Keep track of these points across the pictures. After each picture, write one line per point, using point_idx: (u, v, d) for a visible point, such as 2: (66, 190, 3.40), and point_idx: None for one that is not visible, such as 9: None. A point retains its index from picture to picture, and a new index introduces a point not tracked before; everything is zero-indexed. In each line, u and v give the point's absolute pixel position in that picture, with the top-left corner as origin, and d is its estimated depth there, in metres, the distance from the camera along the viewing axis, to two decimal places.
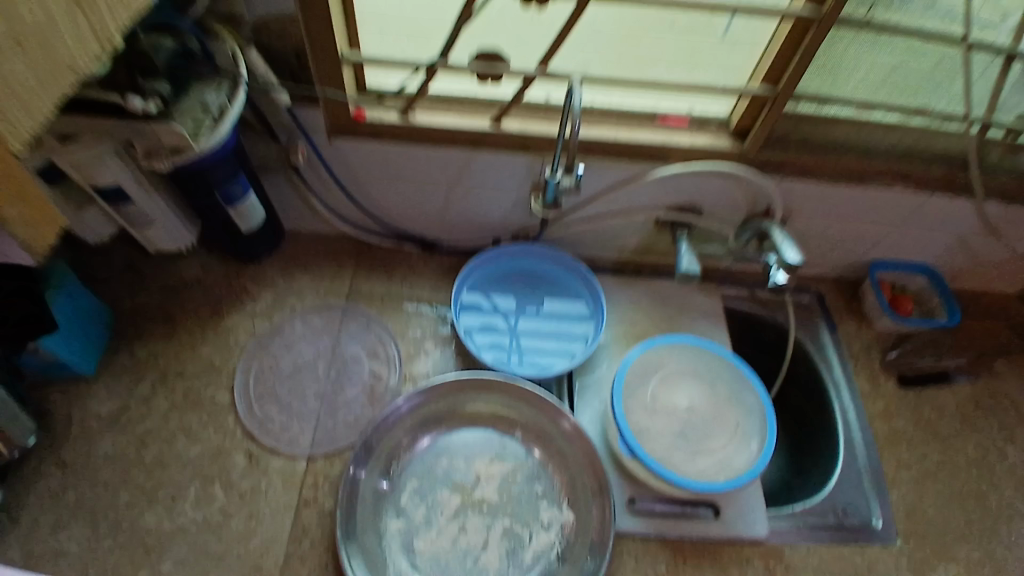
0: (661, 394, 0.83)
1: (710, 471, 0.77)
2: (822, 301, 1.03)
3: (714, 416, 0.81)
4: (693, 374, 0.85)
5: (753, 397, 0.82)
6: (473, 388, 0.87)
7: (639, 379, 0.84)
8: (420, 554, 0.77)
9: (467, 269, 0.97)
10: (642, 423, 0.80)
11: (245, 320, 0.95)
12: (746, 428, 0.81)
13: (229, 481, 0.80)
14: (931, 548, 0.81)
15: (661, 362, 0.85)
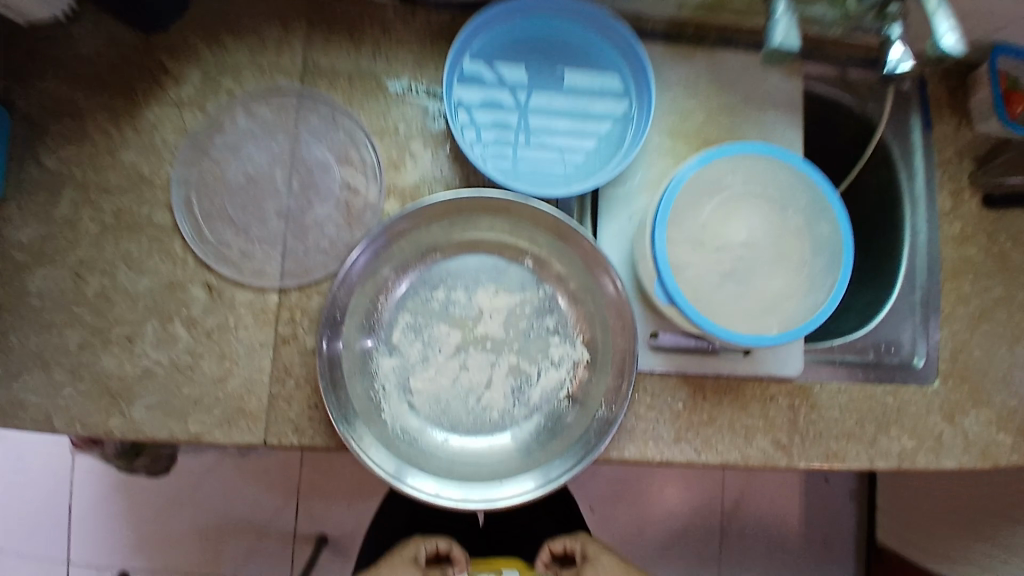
0: (714, 223, 0.67)
1: (756, 318, 0.65)
2: (923, 88, 0.81)
3: (776, 252, 0.67)
4: (758, 198, 0.68)
5: (827, 234, 0.67)
6: (473, 210, 0.70)
7: (690, 201, 0.67)
8: (418, 393, 0.69)
9: (473, 22, 0.72)
10: (685, 257, 0.65)
11: (172, 111, 0.72)
12: (807, 269, 0.67)
13: (192, 318, 0.69)
14: (968, 389, 0.75)
15: (721, 181, 0.67)
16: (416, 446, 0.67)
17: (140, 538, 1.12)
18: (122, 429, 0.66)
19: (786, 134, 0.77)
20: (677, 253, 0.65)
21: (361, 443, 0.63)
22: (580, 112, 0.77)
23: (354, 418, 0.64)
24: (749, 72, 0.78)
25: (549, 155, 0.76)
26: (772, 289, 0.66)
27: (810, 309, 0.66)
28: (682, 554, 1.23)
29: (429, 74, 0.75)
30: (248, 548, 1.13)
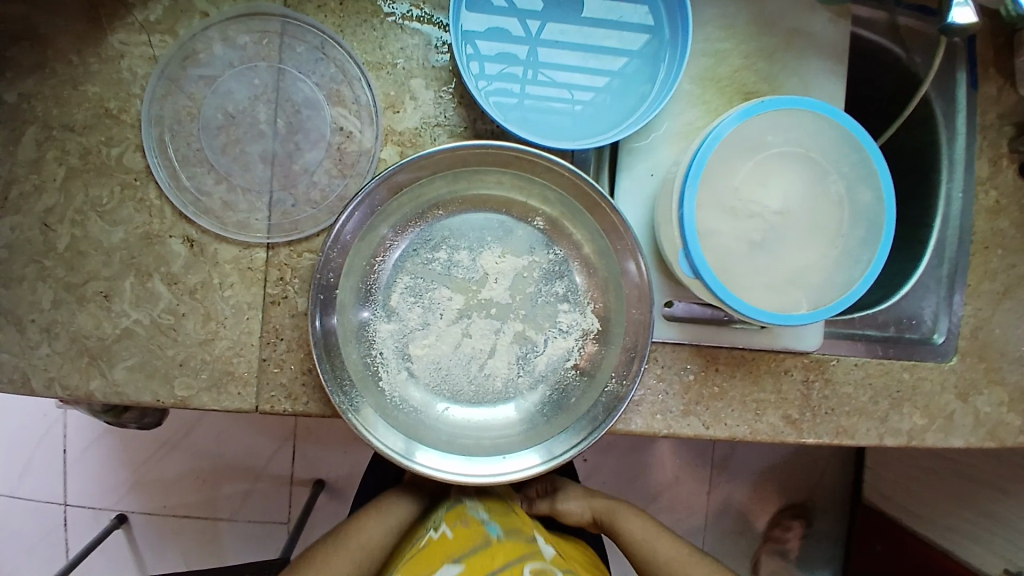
0: (750, 185, 0.60)
1: (784, 294, 0.60)
2: (973, 41, 0.74)
3: (813, 222, 0.61)
4: (802, 159, 0.60)
5: (870, 202, 0.61)
6: (484, 163, 0.64)
7: (725, 160, 0.60)
8: (417, 360, 0.65)
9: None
10: (713, 223, 0.59)
11: (139, 38, 0.63)
12: (844, 242, 0.61)
13: (172, 274, 0.63)
14: (984, 367, 0.74)
15: (762, 138, 0.60)
16: (413, 415, 0.64)
17: (136, 481, 1.11)
18: (103, 391, 0.63)
19: (826, 87, 0.69)
20: (705, 219, 0.59)
21: (359, 415, 0.60)
22: (602, 47, 0.69)
23: (350, 388, 0.60)
24: (790, 14, 0.69)
25: (564, 95, 0.69)
26: (804, 263, 0.61)
27: (841, 286, 0.61)
28: (671, 504, 1.25)
29: (433, 1, 0.67)
30: (244, 492, 1.12)
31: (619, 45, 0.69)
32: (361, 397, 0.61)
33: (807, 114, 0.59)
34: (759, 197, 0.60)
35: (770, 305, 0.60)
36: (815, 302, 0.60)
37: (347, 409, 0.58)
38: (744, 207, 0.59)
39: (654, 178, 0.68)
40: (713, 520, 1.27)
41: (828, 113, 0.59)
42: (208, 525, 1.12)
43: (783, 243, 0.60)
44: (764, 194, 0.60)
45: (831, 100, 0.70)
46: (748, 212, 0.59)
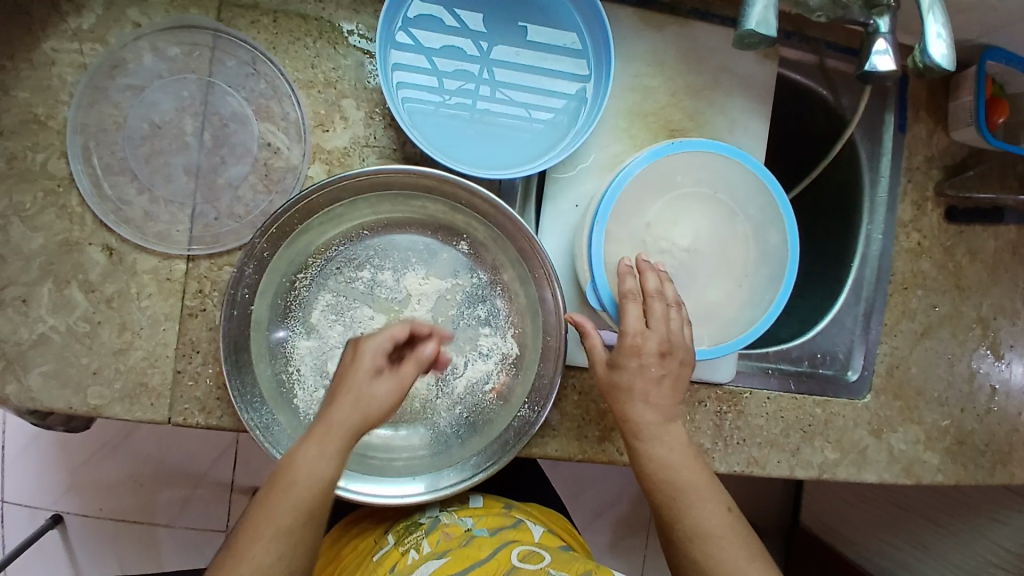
0: (659, 222, 0.63)
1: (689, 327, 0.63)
2: (904, 82, 0.75)
3: (722, 258, 0.64)
4: (709, 201, 0.64)
5: (777, 243, 0.64)
6: (408, 188, 0.66)
7: (638, 197, 0.63)
8: (335, 378, 0.65)
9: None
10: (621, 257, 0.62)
11: (69, 46, 0.64)
12: (750, 280, 0.64)
13: (90, 281, 0.64)
14: (900, 405, 0.76)
15: (673, 178, 0.63)
16: None
17: (73, 481, 1.11)
18: (16, 397, 0.63)
19: (750, 127, 0.72)
20: (615, 253, 0.62)
21: (268, 435, 0.61)
22: (533, 70, 0.69)
23: (260, 404, 0.62)
24: (718, 53, 0.72)
25: (497, 118, 0.68)
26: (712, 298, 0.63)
27: (744, 324, 0.64)
28: (614, 519, 1.30)
29: (367, 21, 0.68)
30: (183, 498, 1.13)
31: (551, 68, 0.69)
32: (272, 414, 0.63)
33: (712, 156, 0.62)
34: (669, 236, 0.63)
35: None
36: (718, 337, 0.63)
37: (256, 427, 0.60)
38: (654, 244, 0.62)
39: (578, 209, 0.70)
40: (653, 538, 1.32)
41: (728, 153, 0.62)
42: (146, 530, 1.13)
43: (690, 280, 0.63)
44: (672, 233, 0.63)
45: (753, 141, 0.73)
46: (657, 250, 0.62)
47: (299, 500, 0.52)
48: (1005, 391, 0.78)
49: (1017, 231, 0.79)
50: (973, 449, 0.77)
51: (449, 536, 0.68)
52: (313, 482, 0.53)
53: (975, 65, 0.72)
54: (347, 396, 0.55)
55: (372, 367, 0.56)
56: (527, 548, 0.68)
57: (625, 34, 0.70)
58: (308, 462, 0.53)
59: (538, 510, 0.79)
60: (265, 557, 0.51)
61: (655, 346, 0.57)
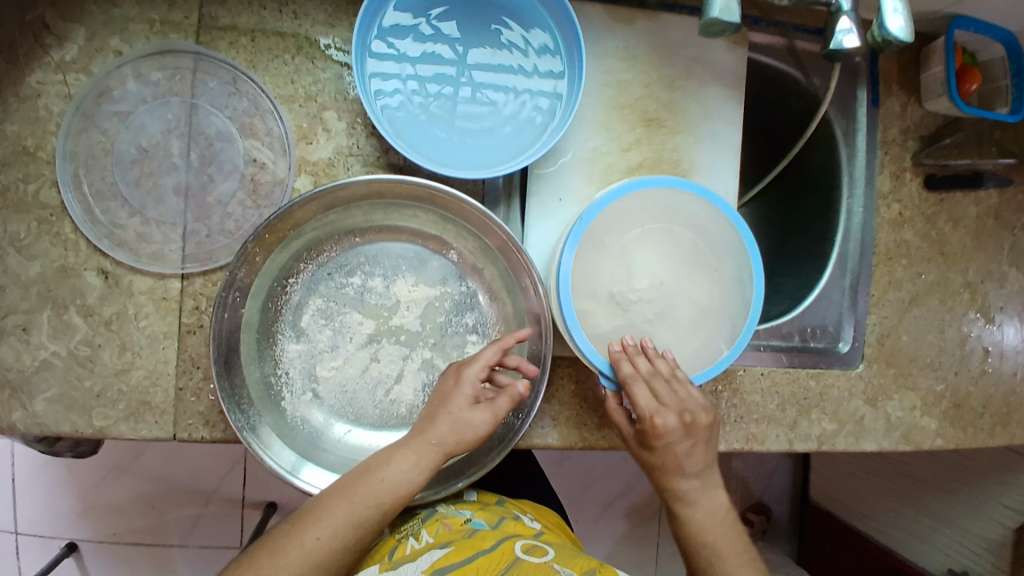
0: (616, 275, 0.64)
1: (698, 347, 0.66)
2: (873, 59, 0.77)
3: (684, 270, 0.66)
4: (644, 235, 0.66)
5: (725, 230, 0.65)
6: (399, 200, 0.67)
7: (591, 263, 0.64)
8: (322, 382, 0.67)
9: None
10: (604, 326, 0.64)
11: (55, 77, 0.65)
12: (717, 272, 0.66)
13: (88, 304, 0.65)
14: (893, 373, 0.77)
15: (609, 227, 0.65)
16: (314, 436, 0.67)
17: (83, 508, 1.12)
18: (23, 422, 0.64)
19: (723, 112, 0.74)
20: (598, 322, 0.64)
21: (259, 438, 0.62)
22: (505, 72, 0.70)
23: (248, 406, 0.63)
24: (689, 43, 0.74)
25: (470, 119, 0.70)
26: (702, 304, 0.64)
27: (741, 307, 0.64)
28: (625, 511, 1.31)
29: (344, 35, 0.69)
30: (193, 517, 1.14)
31: (524, 70, 0.70)
32: (259, 415, 0.64)
33: (620, 201, 0.63)
34: (629, 283, 0.64)
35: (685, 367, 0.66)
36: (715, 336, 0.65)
37: (243, 428, 0.61)
38: (622, 299, 0.64)
39: (562, 203, 0.71)
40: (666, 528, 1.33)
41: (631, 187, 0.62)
42: (158, 554, 1.14)
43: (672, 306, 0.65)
44: (630, 280, 0.64)
45: (728, 125, 0.74)
46: (628, 303, 0.64)
47: (375, 494, 0.58)
48: (997, 353, 0.79)
49: (997, 196, 0.80)
50: (970, 412, 0.78)
51: (448, 526, 0.69)
52: (388, 480, 0.59)
53: (942, 36, 0.73)
54: (445, 419, 0.61)
55: (471, 393, 0.62)
56: (529, 542, 0.70)
57: (596, 30, 0.72)
58: (392, 465, 0.59)
59: (532, 506, 0.82)
60: (321, 532, 0.56)
61: (673, 421, 0.60)
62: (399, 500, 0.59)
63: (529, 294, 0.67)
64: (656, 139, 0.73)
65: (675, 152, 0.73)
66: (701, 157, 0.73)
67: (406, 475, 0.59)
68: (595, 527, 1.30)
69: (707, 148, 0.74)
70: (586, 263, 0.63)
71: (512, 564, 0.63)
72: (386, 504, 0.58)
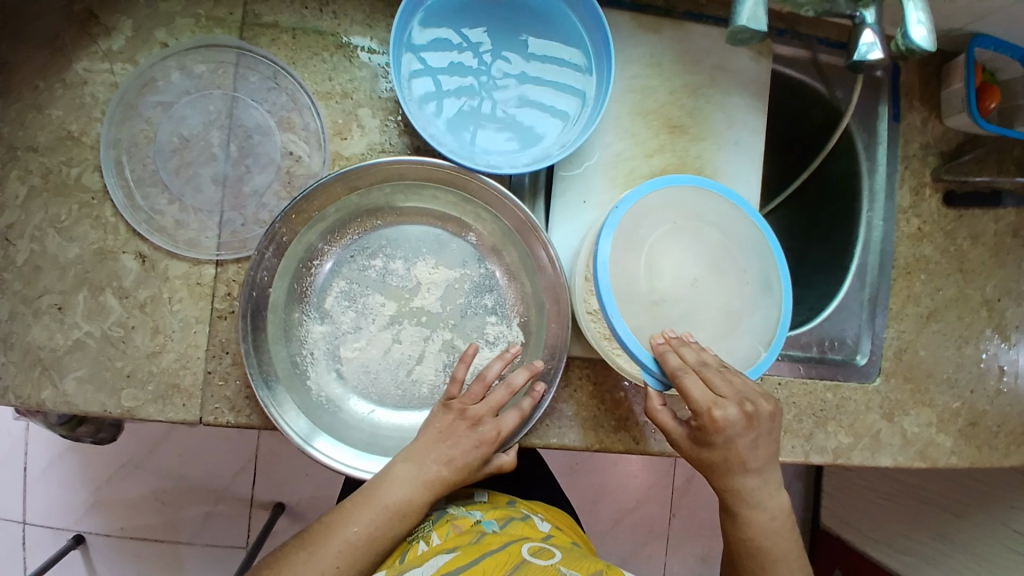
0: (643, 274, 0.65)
1: (736, 346, 0.66)
2: (896, 73, 0.78)
3: (718, 268, 0.66)
4: (678, 232, 0.66)
5: (750, 230, 0.67)
6: (421, 181, 0.69)
7: (625, 261, 0.64)
8: (346, 363, 0.68)
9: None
10: (642, 322, 0.63)
11: (101, 66, 0.68)
12: (748, 271, 0.67)
13: (123, 288, 0.67)
14: (911, 388, 0.77)
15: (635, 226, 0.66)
16: (336, 414, 0.68)
17: (95, 501, 1.13)
18: (53, 401, 0.65)
19: (747, 122, 0.76)
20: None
21: (280, 411, 0.64)
22: (536, 79, 0.72)
23: (274, 380, 0.64)
24: (714, 53, 0.75)
25: (500, 121, 0.71)
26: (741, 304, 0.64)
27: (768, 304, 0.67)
28: (634, 525, 1.30)
29: (381, 36, 0.71)
30: (204, 514, 1.14)
31: (555, 77, 0.72)
32: (283, 390, 0.65)
33: (649, 197, 0.65)
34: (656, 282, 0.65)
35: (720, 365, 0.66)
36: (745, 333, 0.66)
37: (263, 394, 0.62)
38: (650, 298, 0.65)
39: (585, 205, 0.73)
40: (674, 544, 1.32)
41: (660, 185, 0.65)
42: (167, 548, 1.14)
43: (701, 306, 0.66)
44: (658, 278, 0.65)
45: (752, 134, 0.76)
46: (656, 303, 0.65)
47: (385, 519, 0.60)
48: (1014, 372, 0.80)
49: (1017, 214, 0.81)
50: (987, 430, 0.78)
51: (457, 528, 0.70)
52: (398, 503, 0.60)
53: (963, 53, 0.75)
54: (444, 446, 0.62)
55: (471, 421, 0.63)
56: (537, 544, 0.70)
57: (624, 38, 0.74)
58: (397, 490, 0.60)
59: (544, 507, 0.82)
60: (340, 559, 0.58)
61: (735, 413, 0.58)
62: (408, 520, 0.61)
63: (541, 258, 0.68)
64: (680, 145, 0.74)
65: (698, 159, 0.75)
66: (725, 164, 0.75)
67: (414, 499, 0.60)
68: (604, 540, 1.29)
69: (730, 155, 0.75)
70: (621, 257, 0.64)
71: (519, 567, 0.63)
72: (396, 526, 0.60)
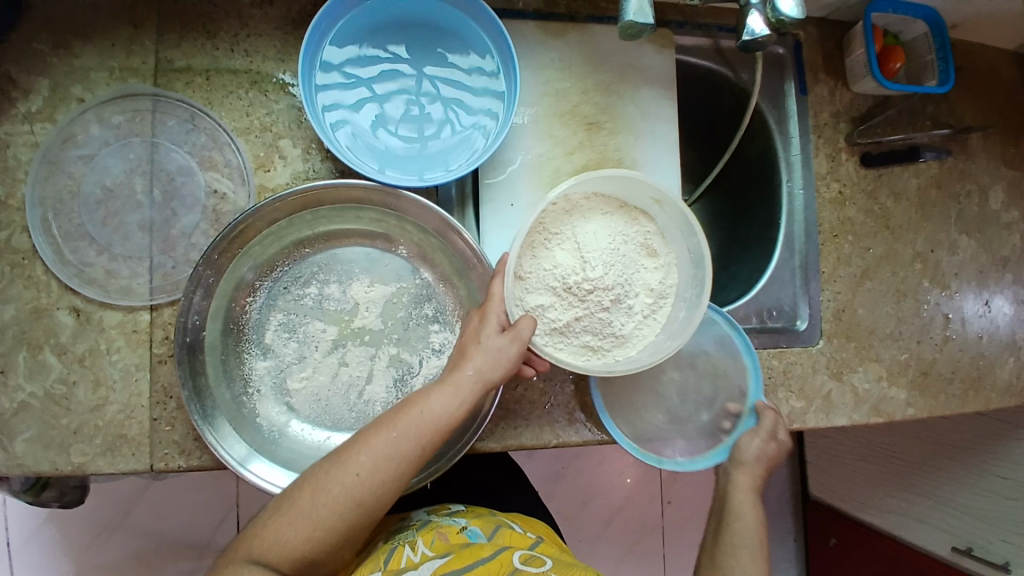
0: (570, 265, 0.67)
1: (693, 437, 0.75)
2: (798, 48, 0.81)
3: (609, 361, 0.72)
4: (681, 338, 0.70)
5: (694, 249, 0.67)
6: (341, 206, 0.70)
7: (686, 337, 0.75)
8: (295, 394, 0.69)
9: (329, 6, 0.68)
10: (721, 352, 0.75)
11: (21, 128, 0.69)
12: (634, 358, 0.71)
13: (62, 343, 0.67)
14: (854, 347, 0.78)
15: (560, 220, 0.69)
16: (278, 440, 0.68)
17: (77, 568, 1.11)
18: (3, 465, 0.65)
19: (659, 110, 0.78)
20: (560, 314, 0.67)
21: (219, 438, 0.64)
22: (454, 98, 0.74)
23: (213, 411, 0.65)
24: (619, 50, 0.78)
25: (422, 142, 0.73)
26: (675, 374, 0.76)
27: (695, 281, 0.69)
28: (626, 523, 1.30)
29: (294, 69, 0.73)
30: (190, 567, 1.13)
31: (472, 94, 0.74)
32: (223, 420, 0.66)
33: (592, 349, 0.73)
34: (583, 273, 0.67)
35: (655, 349, 0.67)
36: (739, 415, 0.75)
37: (201, 421, 0.63)
38: (579, 288, 0.67)
39: (514, 208, 0.74)
40: (669, 537, 1.32)
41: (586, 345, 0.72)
42: None
43: (628, 292, 0.69)
44: (585, 269, 0.67)
45: (666, 123, 0.78)
46: (585, 291, 0.67)
47: (417, 428, 0.57)
48: (958, 319, 0.81)
49: (937, 166, 0.83)
50: (938, 378, 0.80)
51: (445, 536, 0.70)
52: (429, 418, 0.57)
53: (860, 20, 0.78)
54: (479, 349, 0.60)
55: (498, 323, 0.62)
56: (527, 553, 0.70)
57: (531, 46, 0.76)
58: (431, 400, 0.58)
59: (521, 518, 0.82)
60: (363, 465, 0.55)
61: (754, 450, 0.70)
62: (441, 433, 0.58)
63: (462, 248, 0.69)
64: (598, 140, 0.77)
65: (617, 152, 0.77)
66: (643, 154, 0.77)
67: (446, 409, 0.58)
68: (598, 543, 1.29)
69: (647, 145, 0.78)
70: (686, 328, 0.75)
71: (511, 575, 0.64)
72: (428, 437, 0.57)
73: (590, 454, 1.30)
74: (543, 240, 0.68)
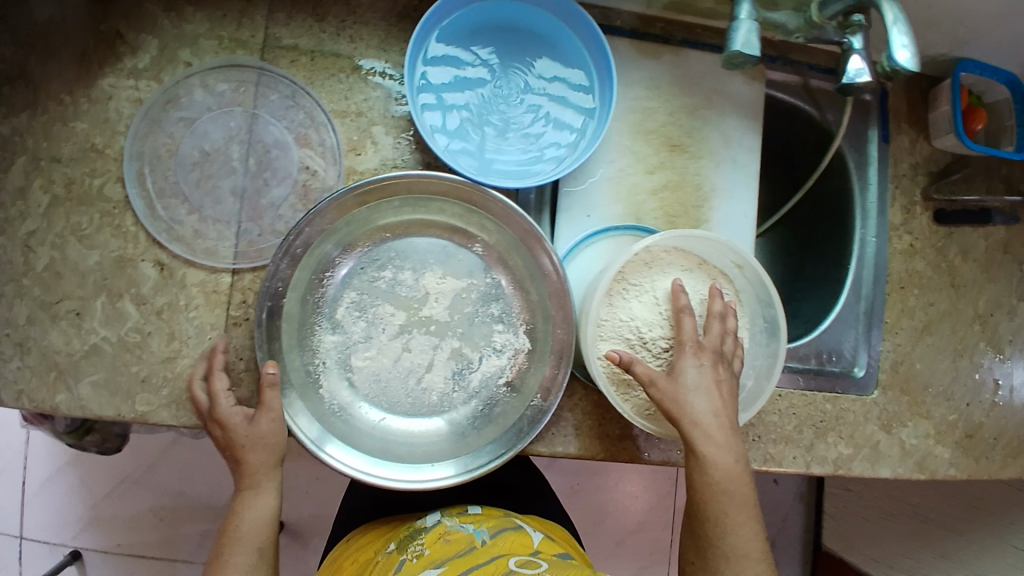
0: (648, 321, 0.69)
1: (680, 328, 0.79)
2: (884, 99, 0.82)
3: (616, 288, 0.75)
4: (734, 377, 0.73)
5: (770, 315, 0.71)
6: (427, 197, 0.71)
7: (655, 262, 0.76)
8: (358, 372, 0.70)
9: (441, 2, 0.70)
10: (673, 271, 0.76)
11: (126, 82, 0.71)
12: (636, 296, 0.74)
13: (141, 295, 0.68)
14: (908, 401, 0.79)
15: (638, 272, 0.70)
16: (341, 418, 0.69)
17: (93, 517, 1.12)
18: (68, 405, 0.66)
19: (742, 141, 0.80)
20: None
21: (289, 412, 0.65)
22: (544, 104, 0.76)
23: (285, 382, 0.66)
24: (708, 78, 0.79)
25: (511, 143, 0.74)
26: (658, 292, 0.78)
27: (767, 353, 0.71)
28: (636, 547, 1.29)
29: (395, 59, 0.75)
30: (203, 532, 1.13)
31: (562, 102, 0.76)
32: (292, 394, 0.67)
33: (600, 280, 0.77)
34: (659, 330, 0.68)
35: None
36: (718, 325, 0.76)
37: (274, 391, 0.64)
38: (654, 345, 0.68)
39: (590, 219, 0.76)
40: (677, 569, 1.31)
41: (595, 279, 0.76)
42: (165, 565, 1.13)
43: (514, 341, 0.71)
44: (663, 327, 0.68)
45: (747, 155, 0.80)
46: (660, 350, 0.68)
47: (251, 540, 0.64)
48: (1010, 385, 0.81)
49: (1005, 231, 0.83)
50: (984, 442, 0.80)
51: (447, 544, 0.70)
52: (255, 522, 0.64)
53: (949, 78, 0.79)
54: (250, 449, 0.64)
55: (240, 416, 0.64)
56: (524, 557, 0.68)
57: (624, 62, 0.77)
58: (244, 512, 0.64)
59: (542, 522, 0.81)
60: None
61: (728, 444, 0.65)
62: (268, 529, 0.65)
63: (540, 256, 0.70)
64: (679, 162, 0.78)
65: (696, 175, 0.78)
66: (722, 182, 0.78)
67: (260, 510, 0.65)
68: (606, 564, 1.28)
69: (726, 173, 0.79)
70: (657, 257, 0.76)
71: None
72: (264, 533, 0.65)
73: (609, 474, 1.29)
74: (620, 290, 0.70)
